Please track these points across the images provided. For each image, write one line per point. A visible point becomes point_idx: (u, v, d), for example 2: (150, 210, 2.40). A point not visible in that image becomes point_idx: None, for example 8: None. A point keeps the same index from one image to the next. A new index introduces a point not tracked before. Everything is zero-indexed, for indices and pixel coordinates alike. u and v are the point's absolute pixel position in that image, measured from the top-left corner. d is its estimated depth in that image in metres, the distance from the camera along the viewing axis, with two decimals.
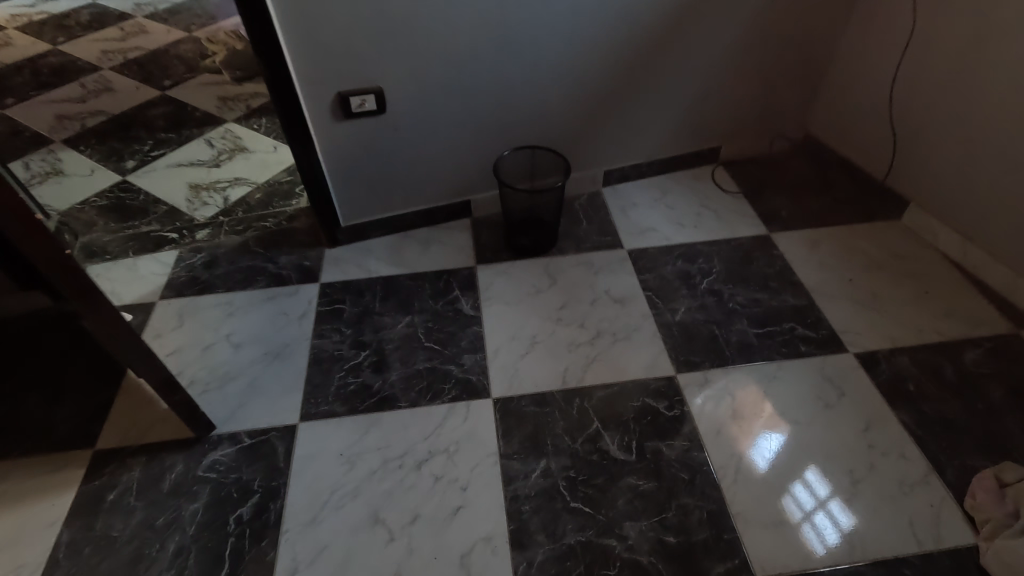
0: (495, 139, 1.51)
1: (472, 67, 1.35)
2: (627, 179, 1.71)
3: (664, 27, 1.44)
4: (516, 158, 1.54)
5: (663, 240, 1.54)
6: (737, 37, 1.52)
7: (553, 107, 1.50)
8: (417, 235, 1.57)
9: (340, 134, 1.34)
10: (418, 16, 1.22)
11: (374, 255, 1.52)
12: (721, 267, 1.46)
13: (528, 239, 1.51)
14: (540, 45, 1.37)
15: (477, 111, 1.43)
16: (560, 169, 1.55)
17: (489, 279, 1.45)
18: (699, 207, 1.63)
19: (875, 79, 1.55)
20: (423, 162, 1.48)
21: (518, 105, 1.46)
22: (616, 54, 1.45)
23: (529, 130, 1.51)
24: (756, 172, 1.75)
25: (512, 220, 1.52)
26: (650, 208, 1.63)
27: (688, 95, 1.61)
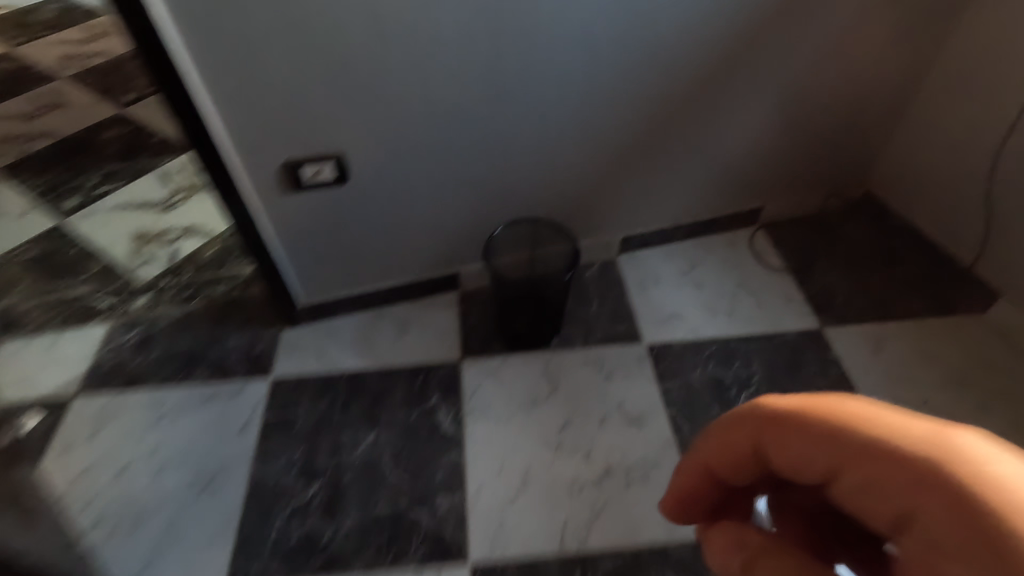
0: (489, 204, 1.23)
1: (460, 122, 1.07)
2: (649, 246, 1.43)
3: (704, 70, 1.15)
4: (512, 229, 1.26)
5: (691, 330, 1.27)
6: (791, 87, 1.23)
7: (560, 169, 1.22)
8: (392, 315, 1.31)
9: (290, 206, 1.07)
10: (388, 62, 0.95)
11: (340, 340, 1.27)
12: (761, 374, 1.19)
13: (526, 328, 1.23)
14: (545, 100, 1.09)
15: (467, 172, 1.16)
16: (563, 243, 1.28)
17: (475, 381, 1.19)
18: (734, 287, 1.35)
19: (963, 136, 1.25)
20: (399, 232, 1.20)
21: (519, 164, 1.18)
22: (643, 103, 1.16)
23: (530, 196, 1.24)
24: (803, 239, 1.45)
25: (508, 304, 1.28)
26: (675, 286, 1.35)
27: (727, 150, 1.31)
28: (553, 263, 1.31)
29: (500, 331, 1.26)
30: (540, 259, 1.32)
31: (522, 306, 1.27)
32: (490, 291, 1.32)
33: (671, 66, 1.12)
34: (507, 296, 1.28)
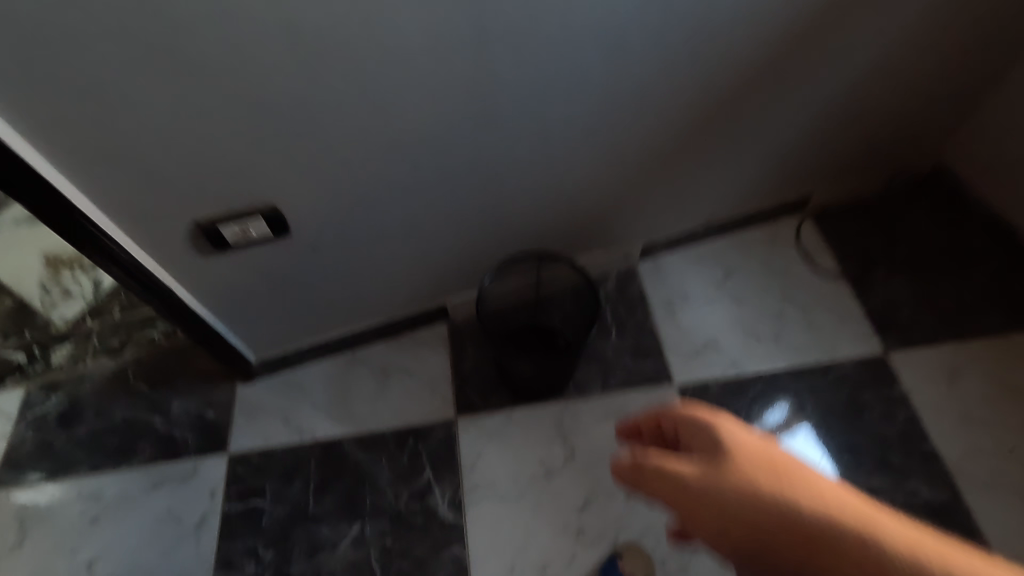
0: (478, 228, 0.95)
1: (430, 139, 0.77)
2: (675, 249, 1.18)
3: (756, 42, 0.83)
4: (519, 265, 1.02)
5: (729, 366, 1.05)
6: (866, 53, 0.92)
7: (566, 179, 0.94)
8: (371, 361, 1.08)
9: (217, 267, 0.82)
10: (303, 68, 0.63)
11: (310, 399, 1.05)
12: (818, 423, 0.99)
13: (532, 384, 1.01)
14: (544, 101, 0.79)
15: (444, 196, 0.87)
16: (581, 285, 1.04)
17: (475, 449, 0.99)
18: (779, 301, 1.11)
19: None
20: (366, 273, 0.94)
21: (512, 179, 0.90)
22: (673, 89, 0.85)
23: (529, 213, 0.97)
24: (859, 230, 1.20)
25: (514, 350, 1.05)
26: (709, 304, 1.12)
27: (778, 136, 1.03)
28: (571, 300, 1.08)
29: (499, 380, 1.05)
30: (555, 291, 1.08)
31: (531, 351, 1.05)
32: (488, 326, 1.07)
33: (713, 36, 0.80)
34: (515, 342, 1.06)
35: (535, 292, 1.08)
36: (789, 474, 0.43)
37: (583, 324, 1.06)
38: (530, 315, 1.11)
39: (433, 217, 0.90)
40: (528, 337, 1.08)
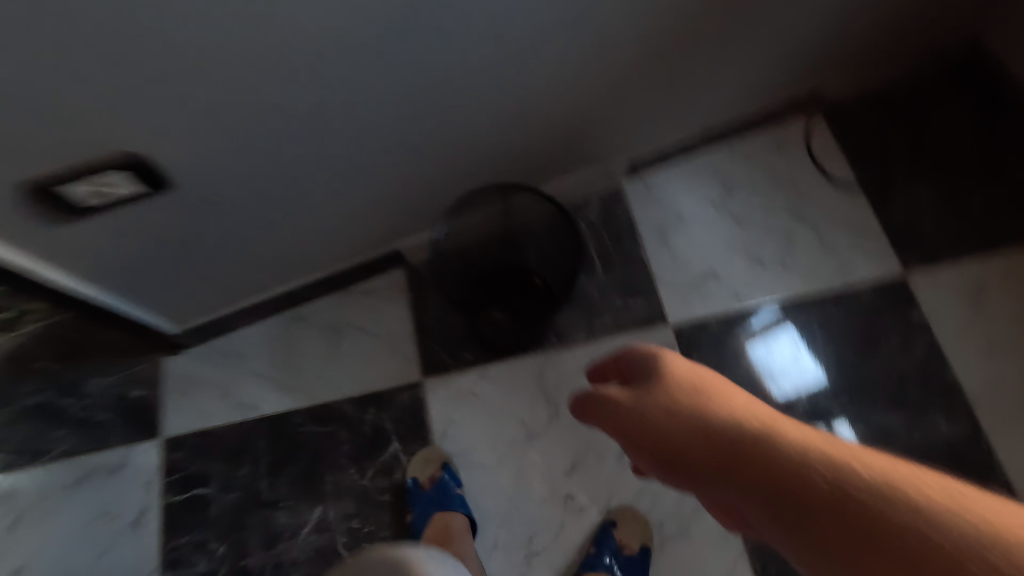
0: (422, 146, 0.77)
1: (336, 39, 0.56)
2: (666, 163, 1.01)
3: None
4: (477, 201, 0.85)
5: (729, 298, 0.92)
6: None
7: (528, 83, 0.74)
8: (318, 319, 0.93)
9: (91, 222, 0.67)
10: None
11: (250, 368, 0.90)
12: (828, 358, 0.88)
13: (510, 335, 0.91)
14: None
15: (370, 107, 0.68)
16: (556, 217, 0.87)
17: (447, 415, 0.87)
18: (786, 220, 0.96)
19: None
20: (289, 207, 0.78)
21: (459, 81, 0.70)
22: None
23: (486, 131, 0.79)
24: (880, 126, 1.02)
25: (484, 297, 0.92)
26: (707, 227, 0.97)
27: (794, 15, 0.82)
28: (544, 233, 0.91)
29: (471, 333, 0.91)
30: (524, 224, 0.91)
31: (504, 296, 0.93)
32: (448, 274, 0.91)
33: None
34: (484, 289, 0.93)
35: (499, 226, 0.91)
36: (714, 395, 0.37)
37: (560, 260, 0.91)
38: (498, 252, 0.94)
39: (364, 140, 0.73)
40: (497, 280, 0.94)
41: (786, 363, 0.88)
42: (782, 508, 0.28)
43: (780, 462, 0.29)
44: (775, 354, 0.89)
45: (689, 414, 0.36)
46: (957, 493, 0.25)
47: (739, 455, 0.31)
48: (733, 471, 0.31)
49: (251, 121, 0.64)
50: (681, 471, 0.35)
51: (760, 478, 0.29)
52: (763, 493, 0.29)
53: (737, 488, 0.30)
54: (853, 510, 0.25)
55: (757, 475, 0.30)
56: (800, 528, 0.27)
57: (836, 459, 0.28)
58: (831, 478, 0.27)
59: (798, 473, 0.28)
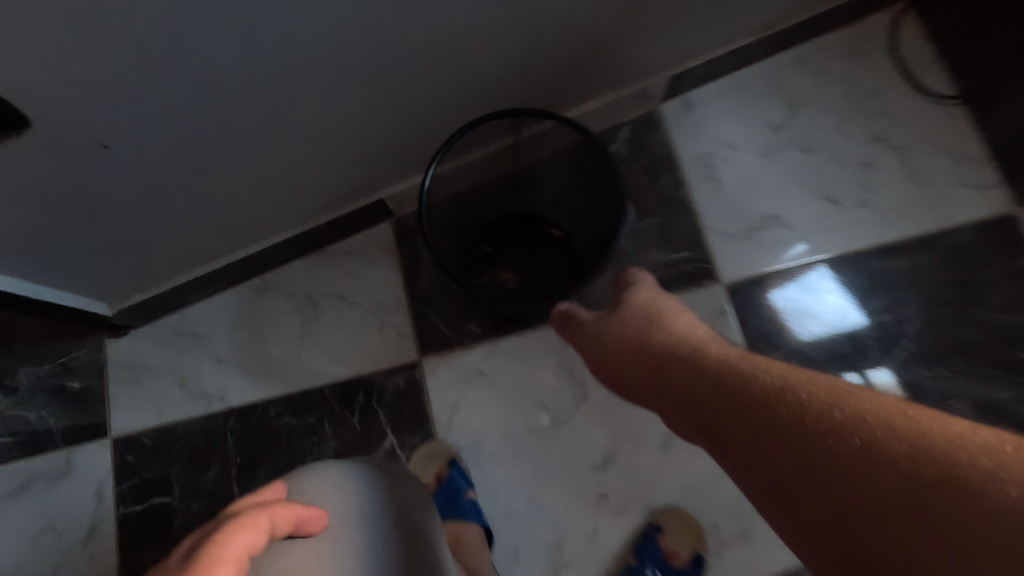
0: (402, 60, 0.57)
1: None
2: (715, 76, 0.80)
3: None
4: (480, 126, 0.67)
5: (795, 247, 0.74)
6: None
7: None
8: (289, 289, 0.76)
9: None
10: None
11: (211, 351, 0.75)
12: (918, 320, 0.71)
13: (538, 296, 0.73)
14: None
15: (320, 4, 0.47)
16: (582, 141, 0.72)
17: (449, 399, 0.71)
18: (866, 145, 0.77)
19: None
20: (232, 151, 0.58)
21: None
22: None
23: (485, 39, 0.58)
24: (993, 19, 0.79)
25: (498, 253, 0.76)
26: (765, 158, 0.78)
27: None
28: (564, 167, 0.75)
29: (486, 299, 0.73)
30: (539, 158, 0.75)
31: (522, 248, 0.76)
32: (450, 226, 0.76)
33: None
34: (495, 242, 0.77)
35: (510, 164, 0.75)
36: (686, 334, 0.43)
37: (587, 198, 0.75)
38: (510, 199, 0.78)
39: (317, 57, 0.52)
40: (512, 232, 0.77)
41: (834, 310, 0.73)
42: (722, 426, 0.31)
43: (716, 378, 0.34)
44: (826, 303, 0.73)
45: (663, 348, 0.42)
46: (874, 399, 0.26)
47: (692, 377, 0.36)
48: (682, 392, 0.36)
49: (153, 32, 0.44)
50: (656, 403, 0.40)
51: (687, 388, 0.36)
52: (699, 412, 0.34)
53: (679, 401, 0.36)
54: (777, 420, 0.28)
55: (698, 393, 0.34)
56: (725, 436, 0.31)
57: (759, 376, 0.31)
58: (762, 392, 0.30)
59: (733, 390, 0.32)
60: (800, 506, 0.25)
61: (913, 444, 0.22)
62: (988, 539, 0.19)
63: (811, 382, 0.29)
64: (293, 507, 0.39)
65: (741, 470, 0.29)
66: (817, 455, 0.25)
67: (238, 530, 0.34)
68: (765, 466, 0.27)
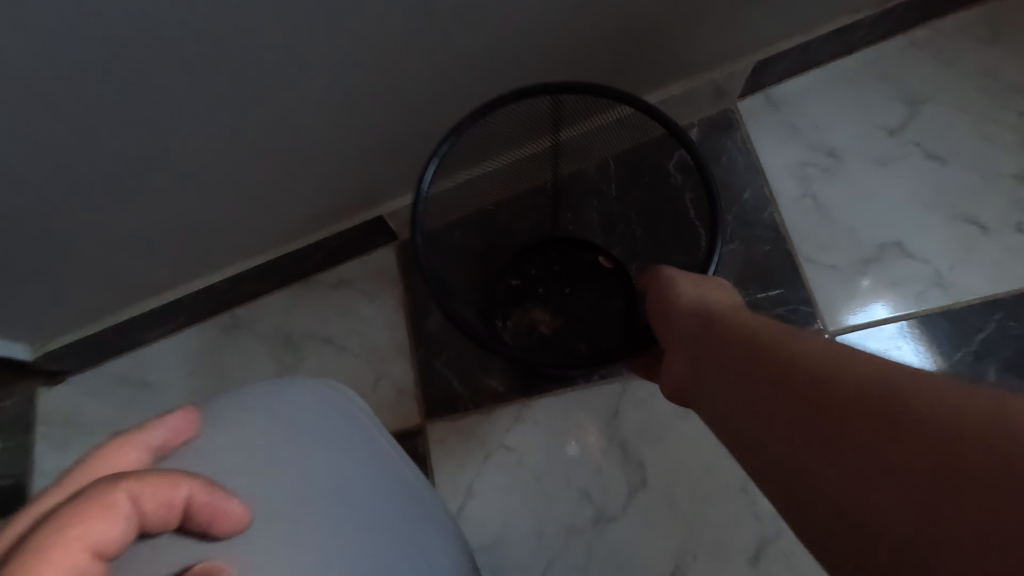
0: (399, 21, 0.42)
1: None
2: (806, 66, 0.63)
3: None
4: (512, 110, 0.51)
5: (924, 285, 0.56)
6: None
7: None
8: (262, 326, 0.60)
9: None
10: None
11: (163, 405, 0.59)
12: None
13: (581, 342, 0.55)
14: None
15: None
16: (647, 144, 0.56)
17: (461, 479, 0.54)
18: (1016, 151, 0.58)
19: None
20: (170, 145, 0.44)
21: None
22: None
23: None
24: None
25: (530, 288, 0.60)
26: (876, 167, 0.60)
27: None
28: (620, 180, 0.60)
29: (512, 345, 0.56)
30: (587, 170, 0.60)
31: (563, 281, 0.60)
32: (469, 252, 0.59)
33: None
34: (528, 275, 0.61)
35: (551, 177, 0.60)
36: (716, 293, 0.39)
37: (647, 217, 0.59)
38: (550, 221, 0.62)
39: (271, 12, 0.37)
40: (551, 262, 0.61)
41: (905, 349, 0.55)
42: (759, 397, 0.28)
43: (738, 335, 0.32)
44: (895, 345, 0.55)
45: (693, 306, 0.39)
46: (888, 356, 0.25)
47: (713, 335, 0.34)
48: (700, 346, 0.35)
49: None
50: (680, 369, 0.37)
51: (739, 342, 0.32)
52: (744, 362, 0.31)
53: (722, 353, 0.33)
54: (836, 402, 0.24)
55: (714, 344, 0.34)
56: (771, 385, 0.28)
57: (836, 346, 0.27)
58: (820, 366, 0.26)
59: (753, 342, 0.31)
60: (825, 480, 0.23)
61: (902, 407, 0.22)
62: (971, 504, 0.19)
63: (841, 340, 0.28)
64: (186, 479, 0.22)
65: (733, 402, 0.30)
66: (814, 395, 0.25)
67: (65, 514, 0.19)
68: (770, 415, 0.27)
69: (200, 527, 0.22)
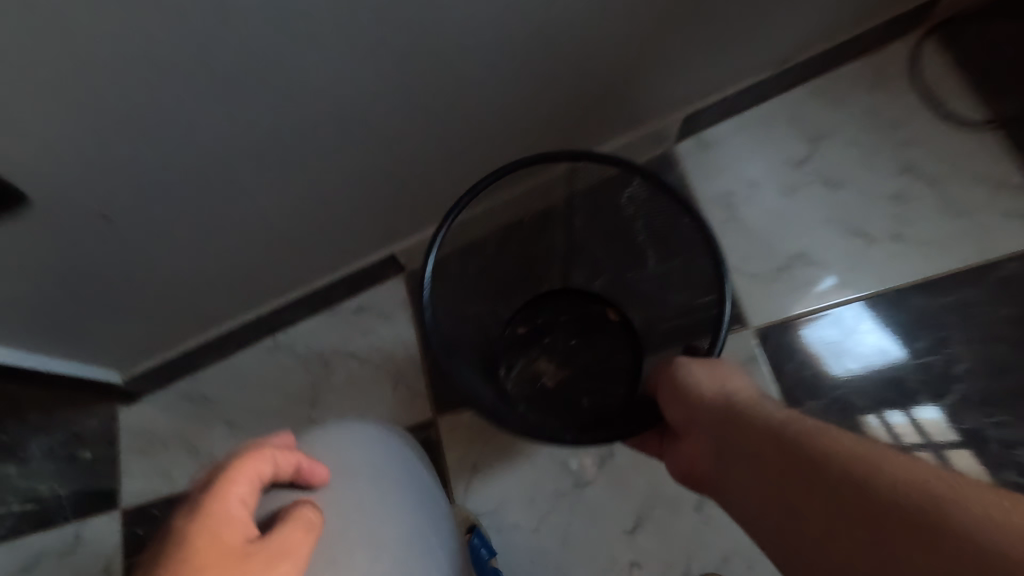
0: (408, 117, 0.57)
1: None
2: (731, 115, 0.77)
3: None
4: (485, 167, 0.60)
5: (825, 287, 0.70)
6: None
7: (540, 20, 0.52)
8: (300, 348, 0.74)
9: None
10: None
11: (223, 415, 0.73)
12: (971, 360, 0.65)
13: (586, 400, 0.70)
14: None
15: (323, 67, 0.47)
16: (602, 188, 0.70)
17: (468, 461, 0.68)
18: (895, 177, 0.73)
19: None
20: (237, 215, 0.58)
21: (456, 7, 0.47)
22: None
23: (487, 91, 0.58)
24: (1018, 44, 0.75)
25: (538, 338, 0.76)
26: (789, 195, 0.75)
27: None
28: (582, 214, 0.73)
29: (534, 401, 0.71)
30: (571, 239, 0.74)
31: (569, 334, 0.76)
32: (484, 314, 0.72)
33: None
34: (535, 332, 0.76)
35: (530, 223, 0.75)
36: (740, 389, 0.45)
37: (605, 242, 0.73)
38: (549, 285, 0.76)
39: (319, 121, 0.52)
40: (557, 316, 0.76)
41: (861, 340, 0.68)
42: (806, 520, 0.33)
43: (766, 439, 0.39)
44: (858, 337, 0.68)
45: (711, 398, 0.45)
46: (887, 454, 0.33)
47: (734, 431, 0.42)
48: (723, 440, 0.42)
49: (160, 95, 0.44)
50: (729, 486, 0.41)
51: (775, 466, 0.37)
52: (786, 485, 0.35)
53: (765, 474, 0.37)
54: (876, 524, 0.29)
55: (747, 446, 0.40)
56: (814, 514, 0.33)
57: (855, 464, 0.32)
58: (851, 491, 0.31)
59: (782, 445, 0.37)
60: None
61: (929, 526, 0.27)
62: None
63: (851, 438, 0.35)
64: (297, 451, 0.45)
65: (778, 511, 0.35)
66: (841, 500, 0.32)
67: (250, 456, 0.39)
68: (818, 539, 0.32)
69: (304, 480, 0.46)
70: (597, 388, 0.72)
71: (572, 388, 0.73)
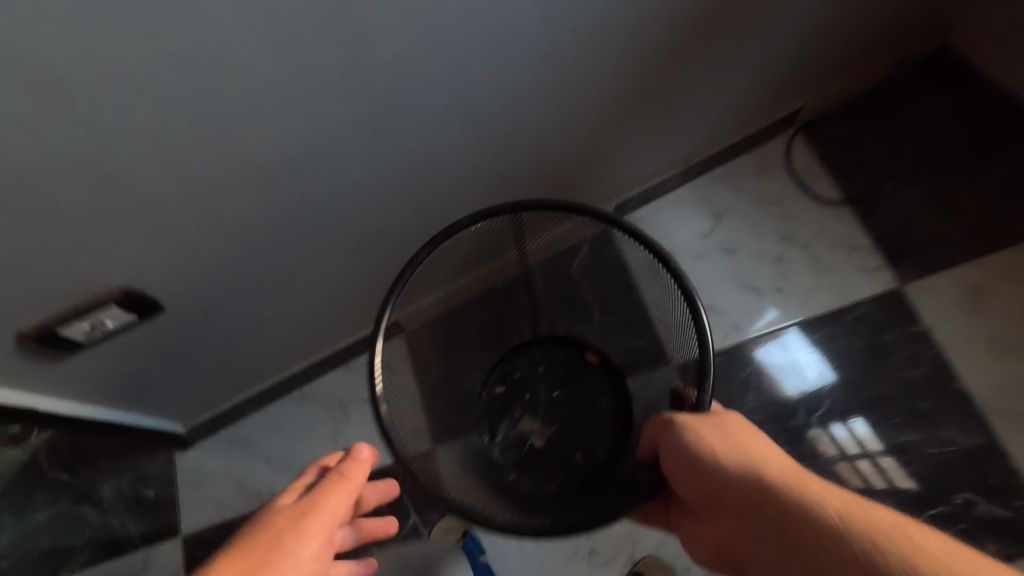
0: (409, 223, 0.79)
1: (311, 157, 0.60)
2: (652, 198, 1.01)
3: None
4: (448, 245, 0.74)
5: (729, 330, 0.92)
6: None
7: (500, 155, 0.76)
8: (322, 396, 0.93)
9: (93, 353, 0.67)
10: (71, 39, 0.40)
11: (262, 453, 0.91)
12: (834, 381, 0.88)
13: (579, 455, 0.84)
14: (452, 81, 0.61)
15: (354, 200, 0.69)
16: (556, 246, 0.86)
17: None
18: (776, 244, 0.97)
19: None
20: (284, 300, 0.78)
21: (444, 155, 0.71)
22: (612, 33, 0.67)
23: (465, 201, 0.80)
24: (859, 138, 1.01)
25: (521, 397, 0.89)
26: (699, 259, 0.97)
27: (755, 61, 0.84)
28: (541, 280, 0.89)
29: (525, 462, 0.85)
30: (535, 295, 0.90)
31: (551, 387, 0.89)
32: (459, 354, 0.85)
33: None
34: (520, 392, 0.90)
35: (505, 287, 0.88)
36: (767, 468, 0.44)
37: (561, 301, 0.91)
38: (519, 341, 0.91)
39: (347, 232, 0.73)
40: (535, 369, 0.91)
41: (795, 363, 0.90)
42: None
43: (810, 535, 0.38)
44: (793, 360, 0.90)
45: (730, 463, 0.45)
46: (964, 555, 0.34)
47: (756, 500, 0.42)
48: (748, 518, 0.42)
49: (248, 229, 0.65)
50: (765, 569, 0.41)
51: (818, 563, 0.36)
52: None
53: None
54: None
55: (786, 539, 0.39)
56: None
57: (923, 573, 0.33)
58: None
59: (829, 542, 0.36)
60: None
61: None
62: None
63: (918, 533, 0.36)
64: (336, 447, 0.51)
65: None
66: None
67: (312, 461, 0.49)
68: None
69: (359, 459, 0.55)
70: (581, 438, 0.86)
71: (560, 441, 0.86)
